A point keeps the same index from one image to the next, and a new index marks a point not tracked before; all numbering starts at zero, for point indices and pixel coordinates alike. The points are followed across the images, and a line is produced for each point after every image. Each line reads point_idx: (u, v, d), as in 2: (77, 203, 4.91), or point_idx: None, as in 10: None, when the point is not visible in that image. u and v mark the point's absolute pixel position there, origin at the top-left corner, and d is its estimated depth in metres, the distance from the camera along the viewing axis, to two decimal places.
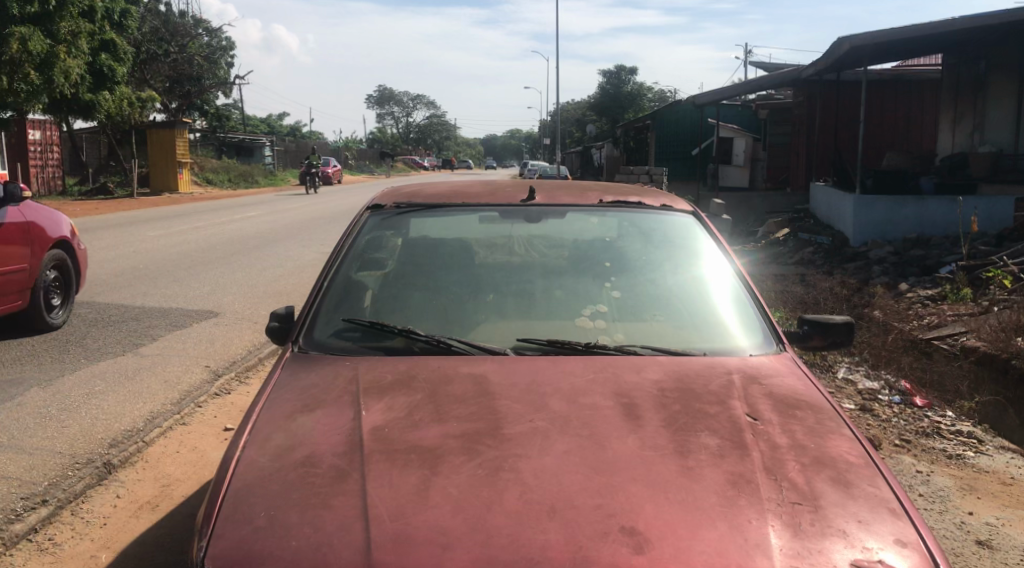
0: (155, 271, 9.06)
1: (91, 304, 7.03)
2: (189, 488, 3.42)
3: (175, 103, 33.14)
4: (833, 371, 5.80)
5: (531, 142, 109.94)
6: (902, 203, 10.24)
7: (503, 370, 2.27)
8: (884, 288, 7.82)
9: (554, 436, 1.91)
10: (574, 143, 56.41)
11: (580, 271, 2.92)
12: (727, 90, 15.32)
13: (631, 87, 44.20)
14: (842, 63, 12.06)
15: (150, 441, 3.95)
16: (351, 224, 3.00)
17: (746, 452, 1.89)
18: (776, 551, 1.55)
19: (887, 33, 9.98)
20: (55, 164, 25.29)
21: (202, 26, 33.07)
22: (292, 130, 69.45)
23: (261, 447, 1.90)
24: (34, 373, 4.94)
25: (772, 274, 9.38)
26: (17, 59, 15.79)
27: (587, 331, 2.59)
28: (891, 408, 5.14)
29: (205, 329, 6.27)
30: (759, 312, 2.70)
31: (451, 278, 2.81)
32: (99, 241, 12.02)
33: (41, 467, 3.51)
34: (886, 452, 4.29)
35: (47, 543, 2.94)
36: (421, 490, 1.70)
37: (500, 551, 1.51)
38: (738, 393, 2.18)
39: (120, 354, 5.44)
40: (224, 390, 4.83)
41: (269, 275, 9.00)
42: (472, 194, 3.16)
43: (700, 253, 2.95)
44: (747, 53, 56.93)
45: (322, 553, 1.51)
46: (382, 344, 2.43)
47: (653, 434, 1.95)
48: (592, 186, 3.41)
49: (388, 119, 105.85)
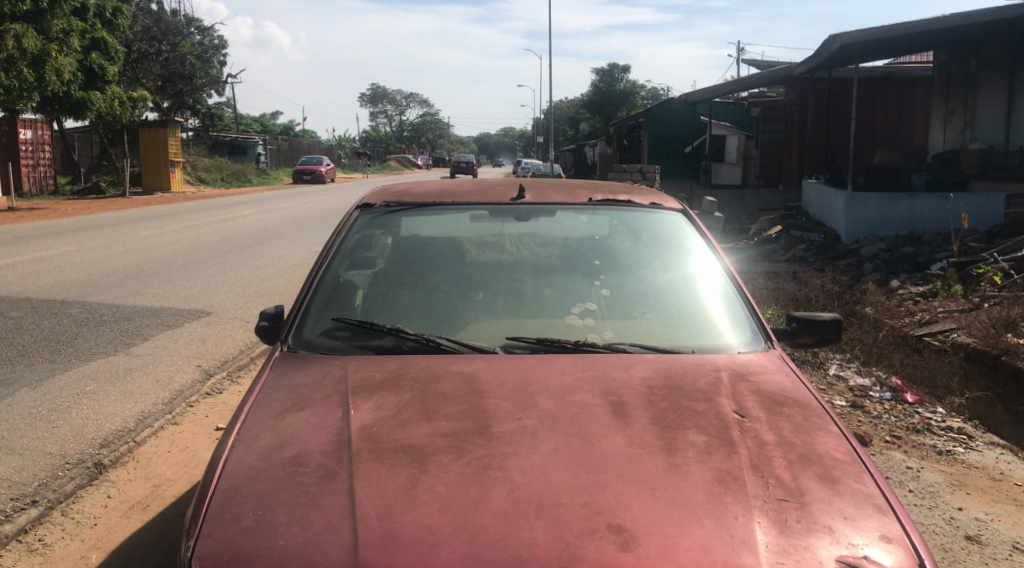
0: (147, 271, 9.00)
1: (82, 304, 7.00)
2: (181, 487, 3.41)
3: (167, 101, 33.08)
4: (825, 368, 5.85)
5: (524, 138, 109.88)
6: (894, 201, 10.28)
7: (492, 368, 2.27)
8: (876, 284, 7.87)
9: (542, 434, 1.92)
10: (564, 141, 56.12)
11: (570, 269, 2.92)
12: (719, 88, 15.24)
13: (624, 84, 44.10)
14: (833, 60, 12.02)
15: (141, 441, 3.94)
16: (339, 223, 2.99)
17: (733, 450, 1.89)
18: (762, 548, 1.56)
19: (879, 31, 10.00)
20: (47, 163, 25.17)
21: (194, 25, 32.58)
22: (286, 129, 69.32)
23: (249, 447, 1.90)
24: (24, 373, 4.93)
25: (764, 270, 9.47)
26: (11, 56, 15.67)
27: (578, 329, 2.59)
28: (882, 404, 5.15)
29: (199, 328, 6.30)
30: (747, 308, 2.70)
31: (439, 277, 2.81)
32: (90, 241, 11.99)
33: (30, 468, 3.50)
34: (876, 448, 4.31)
35: (37, 544, 2.94)
36: (409, 488, 1.70)
37: (487, 549, 1.52)
38: (726, 391, 2.19)
39: (112, 353, 5.44)
40: (216, 389, 4.82)
41: (261, 275, 8.94)
42: (461, 191, 3.16)
43: (690, 250, 2.95)
44: (738, 50, 56.61)
45: (310, 551, 1.52)
46: (371, 343, 2.43)
47: (641, 431, 1.96)
48: (582, 183, 3.40)
49: (380, 118, 105.77)
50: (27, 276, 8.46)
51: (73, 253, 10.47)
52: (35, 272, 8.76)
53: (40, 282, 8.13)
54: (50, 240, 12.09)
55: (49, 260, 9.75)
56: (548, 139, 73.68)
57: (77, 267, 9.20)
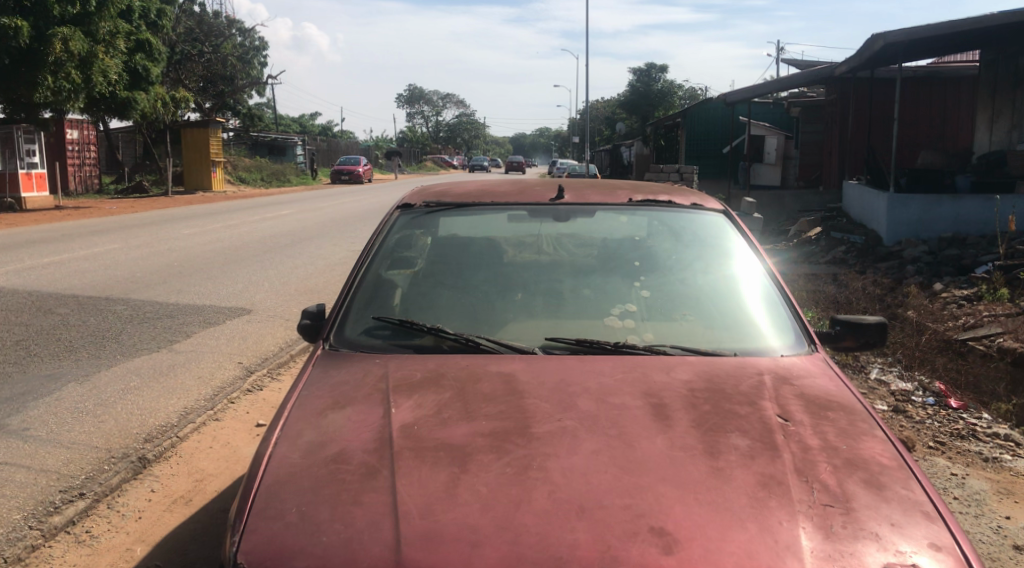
0: (189, 269, 9.16)
1: (127, 301, 7.15)
2: (223, 482, 3.47)
3: (209, 102, 33.66)
4: (866, 372, 5.75)
5: (560, 139, 109.69)
6: (938, 202, 10.05)
7: (531, 369, 2.27)
8: (918, 287, 7.70)
9: (582, 435, 1.91)
10: (601, 141, 55.88)
11: (609, 269, 2.91)
12: (758, 88, 15.03)
13: (662, 84, 43.71)
14: (876, 59, 11.80)
15: (184, 436, 4.01)
16: (380, 222, 3.01)
17: (777, 454, 1.87)
18: (807, 554, 1.54)
19: (924, 30, 9.78)
20: (92, 163, 25.74)
21: (236, 27, 33.09)
22: (324, 129, 70.07)
23: (293, 444, 1.92)
24: (71, 368, 5.05)
25: (804, 273, 9.28)
26: (59, 58, 15.97)
27: (617, 330, 2.59)
28: (925, 409, 5.05)
29: (238, 326, 6.37)
30: (790, 311, 2.66)
31: (479, 278, 2.82)
32: (133, 239, 12.25)
33: (77, 461, 3.59)
34: (920, 453, 4.23)
35: (84, 536, 3.01)
36: (450, 487, 1.71)
37: (529, 549, 1.52)
38: (769, 394, 2.16)
39: (156, 349, 5.56)
40: (257, 385, 4.89)
41: (299, 274, 9.05)
42: (500, 192, 3.15)
43: (732, 252, 2.92)
44: (778, 51, 55.83)
45: (353, 549, 1.54)
46: (411, 342, 2.45)
47: (684, 433, 1.94)
48: (621, 184, 3.37)
49: (417, 118, 106.43)
50: (74, 273, 8.68)
51: (118, 251, 10.71)
52: (79, 270, 8.93)
53: (85, 279, 8.31)
54: (96, 238, 12.40)
55: (95, 257, 9.97)
56: (583, 140, 73.41)
57: (121, 265, 9.39)
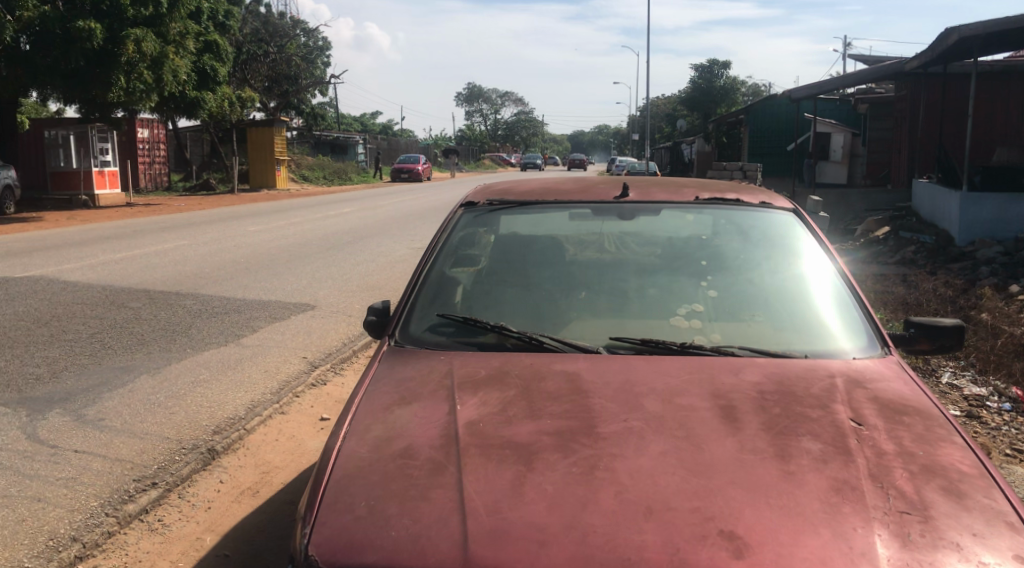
0: (254, 265, 9.39)
1: (196, 296, 7.37)
2: (288, 475, 3.55)
3: (273, 102, 34.46)
4: (937, 376, 5.55)
5: (618, 137, 108.87)
6: (1015, 200, 9.64)
7: (595, 368, 2.26)
8: (994, 289, 7.40)
9: (649, 436, 1.89)
10: (660, 139, 55.23)
11: (674, 268, 2.87)
12: (824, 84, 14.66)
13: (725, 80, 42.89)
14: (950, 54, 11.37)
15: (251, 428, 4.12)
16: (444, 220, 3.03)
17: (851, 459, 1.81)
18: (884, 562, 1.49)
19: (1002, 22, 9.39)
20: (162, 161, 26.62)
21: (300, 27, 33.78)
22: (384, 128, 71.05)
23: (361, 439, 1.95)
24: (144, 360, 5.23)
25: (872, 273, 9.01)
26: (132, 59, 16.55)
27: (682, 330, 2.55)
28: (1000, 415, 4.85)
29: (302, 321, 6.51)
30: (863, 313, 2.58)
31: (542, 276, 2.81)
32: (202, 235, 12.63)
33: (150, 451, 3.72)
34: (996, 462, 4.06)
35: (157, 524, 3.11)
36: (517, 485, 1.71)
37: (596, 550, 1.51)
38: (841, 397, 2.10)
39: (223, 343, 5.72)
40: (321, 380, 4.99)
41: (361, 270, 9.20)
42: (563, 190, 3.14)
43: (802, 251, 2.85)
44: (847, 46, 54.23)
45: (421, 544, 1.55)
46: (475, 340, 2.45)
47: (753, 436, 1.90)
48: (686, 182, 3.32)
49: (475, 116, 106.97)
50: (147, 268, 8.99)
51: (187, 247, 11.05)
52: (151, 265, 9.25)
53: (157, 275, 8.60)
54: (167, 234, 12.82)
55: (166, 253, 10.31)
56: (642, 138, 72.69)
57: (190, 260, 9.69)
